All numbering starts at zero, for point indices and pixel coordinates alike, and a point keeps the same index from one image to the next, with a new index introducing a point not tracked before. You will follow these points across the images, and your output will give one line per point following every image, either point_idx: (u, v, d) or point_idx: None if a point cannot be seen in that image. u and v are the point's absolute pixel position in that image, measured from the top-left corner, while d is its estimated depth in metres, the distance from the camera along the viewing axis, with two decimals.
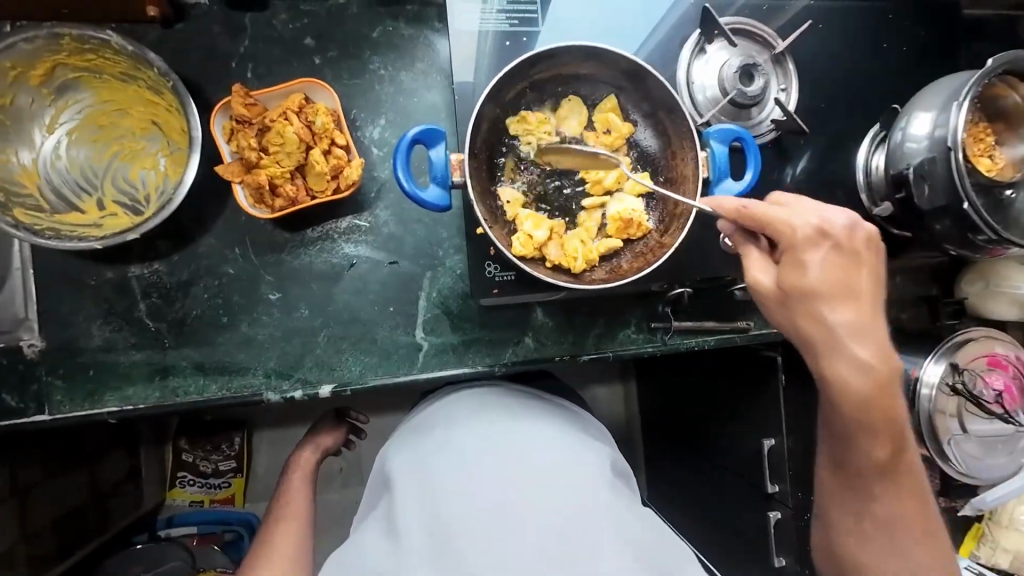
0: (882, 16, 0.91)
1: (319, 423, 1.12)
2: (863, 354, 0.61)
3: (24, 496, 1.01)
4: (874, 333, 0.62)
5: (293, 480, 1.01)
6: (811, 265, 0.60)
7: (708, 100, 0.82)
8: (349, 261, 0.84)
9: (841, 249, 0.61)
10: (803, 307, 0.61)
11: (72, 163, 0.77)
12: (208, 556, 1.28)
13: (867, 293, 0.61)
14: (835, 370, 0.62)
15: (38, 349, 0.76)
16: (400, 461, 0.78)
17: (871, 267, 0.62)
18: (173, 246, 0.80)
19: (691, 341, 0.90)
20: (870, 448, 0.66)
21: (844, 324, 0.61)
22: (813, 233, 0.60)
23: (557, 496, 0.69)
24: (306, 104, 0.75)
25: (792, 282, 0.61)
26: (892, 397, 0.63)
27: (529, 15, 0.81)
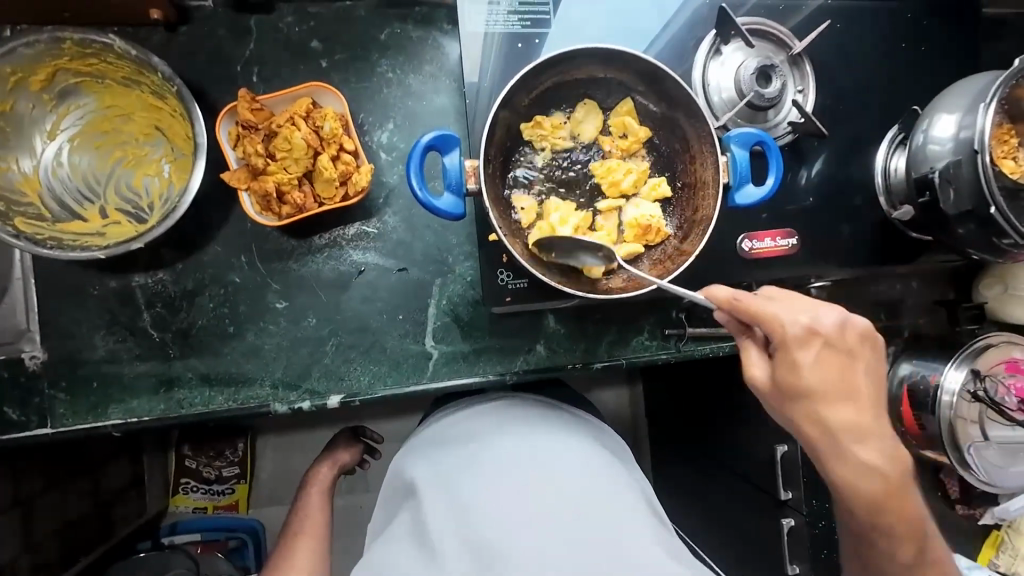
0: (900, 16, 0.89)
1: (335, 439, 1.10)
2: (869, 453, 0.66)
3: (28, 508, 0.99)
4: (877, 434, 0.65)
5: (310, 497, 0.98)
6: (804, 364, 0.63)
7: (724, 102, 0.80)
8: (357, 269, 0.82)
9: (835, 347, 0.63)
10: (804, 409, 0.64)
11: (74, 171, 0.75)
12: (214, 564, 1.28)
13: (866, 392, 0.65)
14: (836, 465, 0.66)
15: (40, 360, 0.74)
16: (422, 471, 0.77)
17: (866, 362, 0.66)
18: (177, 254, 0.78)
19: (705, 348, 0.89)
20: (887, 533, 0.70)
21: (843, 422, 0.64)
22: (803, 332, 0.62)
23: (581, 501, 0.69)
24: (313, 109, 0.73)
25: (787, 382, 0.64)
26: (903, 489, 0.68)
27: (541, 17, 0.79)
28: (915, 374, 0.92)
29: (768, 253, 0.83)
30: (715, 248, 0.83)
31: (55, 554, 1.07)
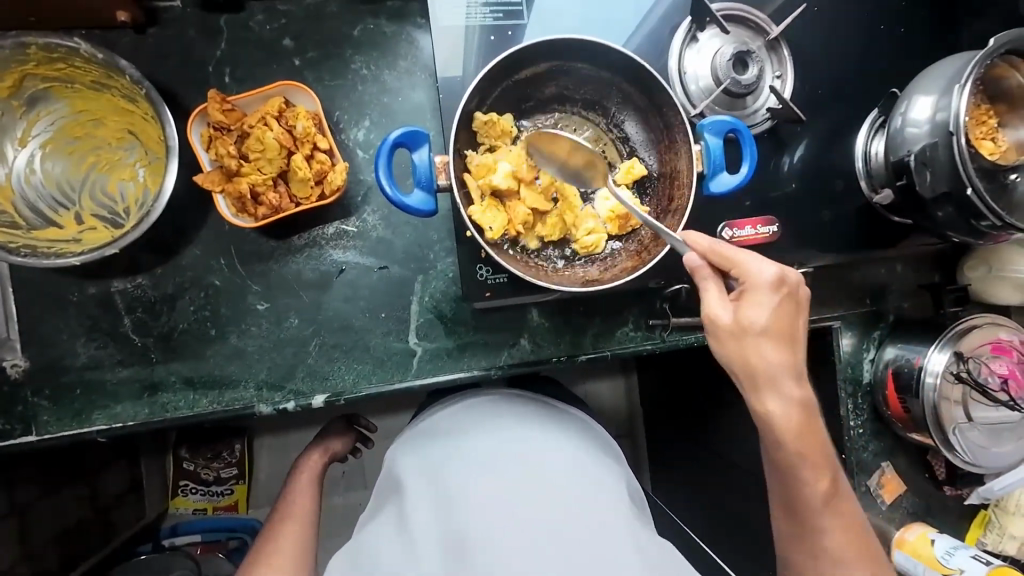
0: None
1: (329, 426, 1.11)
2: (796, 395, 0.66)
3: (23, 515, 1.00)
4: (800, 379, 0.67)
5: (299, 484, 0.99)
6: (764, 303, 0.64)
7: (701, 90, 0.80)
8: (338, 268, 0.82)
9: (790, 297, 0.66)
10: (750, 341, 0.64)
11: (47, 178, 0.74)
12: (217, 565, 1.35)
13: (800, 342, 0.67)
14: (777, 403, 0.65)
15: (22, 369, 0.74)
16: (411, 467, 0.77)
17: (802, 318, 0.69)
18: (156, 259, 0.77)
19: (689, 337, 0.90)
20: (810, 478, 0.68)
21: (777, 362, 0.64)
22: (774, 276, 0.65)
23: (570, 511, 0.68)
24: (286, 108, 0.72)
25: (746, 318, 0.64)
26: (824, 437, 0.69)
27: (514, 8, 0.78)
28: (900, 358, 0.93)
29: (749, 241, 0.82)
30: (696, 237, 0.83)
31: (53, 561, 1.08)
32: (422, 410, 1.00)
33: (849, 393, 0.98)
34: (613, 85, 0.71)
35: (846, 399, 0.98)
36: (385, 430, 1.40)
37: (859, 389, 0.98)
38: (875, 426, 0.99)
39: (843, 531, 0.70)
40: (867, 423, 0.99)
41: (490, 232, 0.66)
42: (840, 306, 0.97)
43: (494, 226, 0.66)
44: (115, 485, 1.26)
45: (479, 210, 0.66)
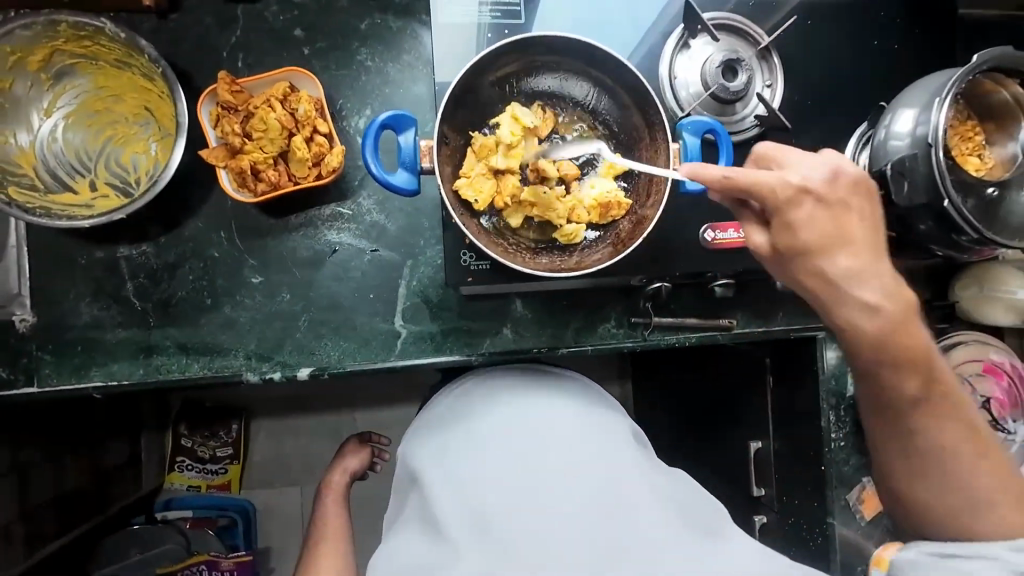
0: (873, 14, 0.89)
1: (343, 446, 1.14)
2: (871, 293, 0.67)
3: (24, 473, 1.04)
4: (875, 276, 0.67)
5: (327, 505, 1.03)
6: (798, 221, 0.65)
7: (691, 96, 0.82)
8: (331, 248, 0.85)
9: (826, 203, 0.66)
10: (803, 266, 0.67)
11: (67, 146, 0.79)
12: (203, 542, 1.36)
13: (861, 239, 0.67)
14: (852, 307, 0.68)
15: (28, 324, 0.79)
16: (425, 456, 0.80)
17: (862, 211, 0.67)
18: (161, 229, 0.82)
19: (671, 337, 0.90)
20: (903, 382, 0.70)
21: (846, 271, 0.67)
22: (792, 193, 0.64)
23: (576, 470, 0.70)
24: (290, 92, 0.77)
25: (784, 245, 0.67)
26: (916, 330, 0.69)
27: (514, 10, 0.82)
28: None
29: (731, 244, 0.83)
30: (680, 240, 0.84)
31: (49, 521, 1.11)
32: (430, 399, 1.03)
33: (831, 405, 0.98)
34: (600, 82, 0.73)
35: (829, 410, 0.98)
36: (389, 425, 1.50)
37: (842, 402, 1.00)
38: (858, 441, 1.00)
39: (941, 422, 0.71)
40: (849, 436, 1.00)
41: (475, 204, 0.70)
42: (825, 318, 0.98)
43: (480, 199, 0.70)
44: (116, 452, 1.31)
45: (465, 182, 0.70)
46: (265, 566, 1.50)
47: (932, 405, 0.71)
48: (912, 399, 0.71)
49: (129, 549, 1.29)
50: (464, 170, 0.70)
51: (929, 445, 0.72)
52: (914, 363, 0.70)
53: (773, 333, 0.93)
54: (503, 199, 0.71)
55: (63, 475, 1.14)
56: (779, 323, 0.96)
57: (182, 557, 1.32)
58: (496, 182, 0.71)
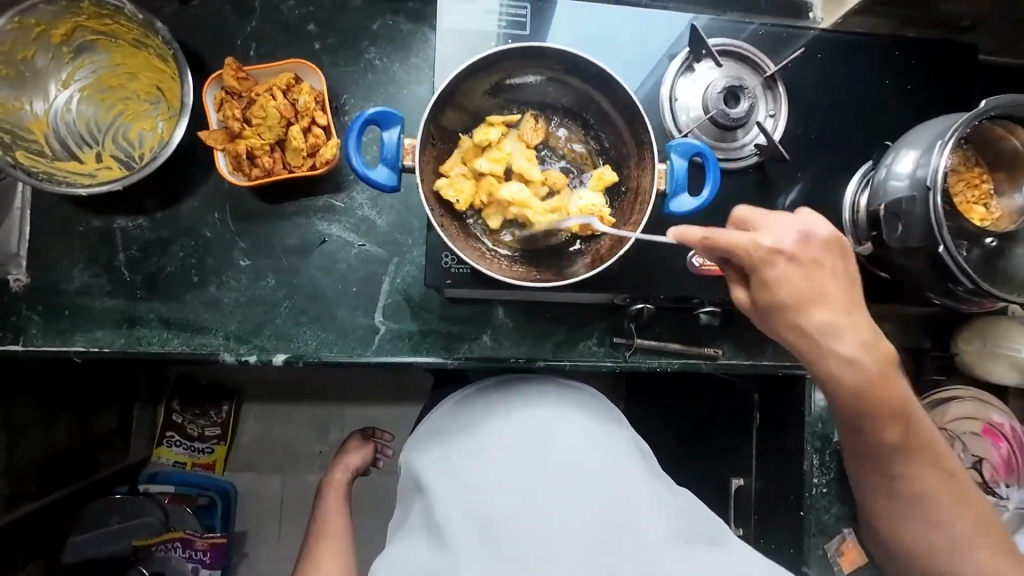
0: (887, 53, 0.88)
1: (346, 442, 1.13)
2: (849, 348, 0.64)
3: (15, 432, 1.07)
4: (853, 330, 0.64)
5: (328, 502, 1.03)
6: (770, 276, 0.63)
7: (691, 121, 0.82)
8: (321, 238, 0.86)
9: (799, 256, 0.63)
10: (781, 322, 0.64)
11: (79, 117, 0.82)
12: (181, 518, 1.39)
13: (837, 290, 0.65)
14: (835, 363, 0.64)
15: (23, 284, 0.81)
16: (427, 463, 0.79)
17: (834, 265, 0.65)
18: (158, 205, 0.84)
19: (654, 361, 0.89)
20: (894, 443, 0.68)
21: (824, 326, 0.64)
22: (765, 252, 0.63)
23: (581, 481, 0.71)
24: (294, 83, 0.79)
25: (764, 301, 0.64)
26: (900, 386, 0.66)
27: (521, 22, 0.83)
28: None
29: (719, 271, 0.82)
30: (668, 263, 0.82)
31: (32, 481, 1.13)
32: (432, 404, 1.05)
33: (815, 447, 0.94)
34: (596, 98, 0.73)
35: (811, 452, 0.94)
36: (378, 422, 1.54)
37: (828, 445, 0.94)
38: (841, 488, 0.95)
39: (943, 489, 0.70)
40: (833, 483, 0.94)
41: (456, 204, 0.71)
42: None
43: (460, 199, 0.71)
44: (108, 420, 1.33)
45: (446, 182, 0.71)
46: (239, 549, 1.50)
47: (913, 453, 0.69)
48: (890, 448, 0.69)
49: (110, 517, 1.29)
50: (445, 169, 0.71)
51: (907, 489, 0.71)
52: (892, 415, 0.67)
53: (758, 367, 0.91)
54: (481, 199, 0.72)
55: (53, 437, 1.17)
56: (767, 358, 0.93)
57: (157, 530, 1.32)
58: (476, 183, 0.72)
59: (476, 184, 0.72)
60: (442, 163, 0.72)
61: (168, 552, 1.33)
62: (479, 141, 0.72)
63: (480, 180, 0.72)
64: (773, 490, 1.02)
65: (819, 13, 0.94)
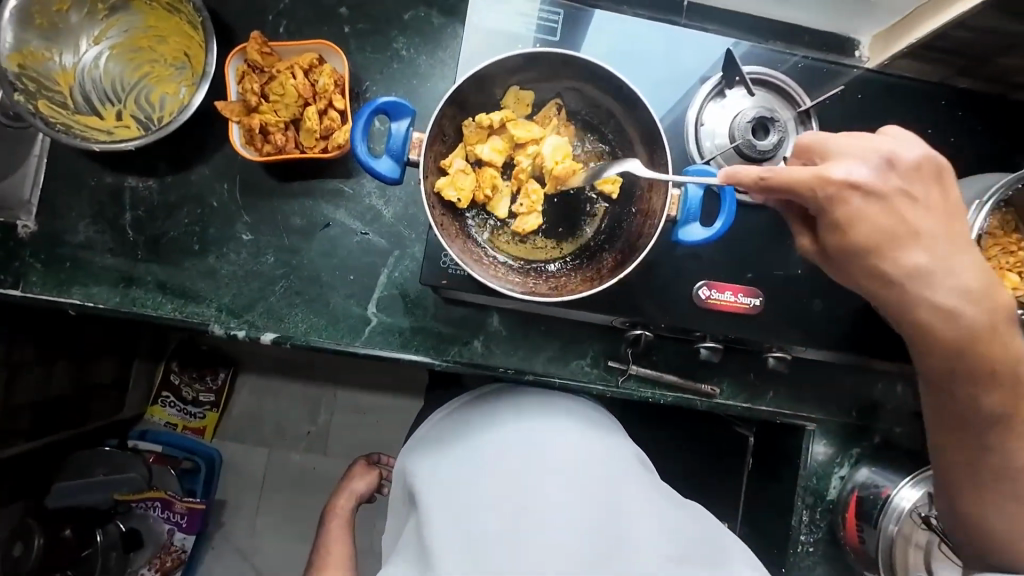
0: (927, 103, 0.85)
1: (351, 469, 1.13)
2: (947, 295, 0.59)
3: (15, 370, 1.07)
4: (950, 272, 0.58)
5: (331, 530, 1.02)
6: (852, 217, 0.57)
7: (715, 148, 0.79)
8: (324, 222, 0.86)
9: (881, 190, 0.57)
10: (859, 268, 0.59)
11: (105, 74, 0.82)
12: (162, 479, 1.42)
13: (931, 228, 0.58)
14: (925, 312, 0.59)
15: (30, 231, 0.82)
16: (421, 472, 0.81)
17: (925, 197, 0.58)
18: (170, 169, 0.84)
19: (646, 391, 0.86)
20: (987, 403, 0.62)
21: (917, 268, 0.58)
22: (836, 187, 0.56)
23: (571, 491, 0.73)
24: (316, 64, 0.78)
25: (835, 244, 0.59)
26: (1000, 330, 0.60)
27: (552, 28, 0.81)
28: (870, 483, 0.85)
29: (725, 307, 0.79)
30: (673, 292, 0.79)
31: (25, 421, 1.14)
32: (417, 423, 1.07)
33: (805, 502, 0.90)
34: (617, 110, 0.70)
35: (802, 508, 0.89)
36: (368, 411, 1.54)
37: (819, 503, 0.90)
38: (827, 549, 0.90)
39: None
40: (821, 543, 0.90)
41: (457, 202, 0.68)
42: (820, 409, 0.90)
43: (462, 197, 0.68)
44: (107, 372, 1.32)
45: (446, 180, 0.68)
46: (216, 518, 1.50)
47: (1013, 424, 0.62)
48: (992, 417, 0.62)
49: (95, 468, 1.36)
50: (446, 164, 0.68)
51: (1014, 467, 0.63)
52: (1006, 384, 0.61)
53: (754, 411, 0.87)
54: (480, 194, 0.70)
55: (53, 381, 1.16)
56: (766, 404, 0.89)
57: (139, 488, 1.37)
58: (475, 177, 0.70)
59: (478, 184, 0.70)
60: (446, 154, 0.69)
61: (148, 510, 1.39)
62: (488, 140, 0.70)
63: (479, 172, 0.70)
64: (757, 540, 0.97)
65: (865, 52, 0.90)
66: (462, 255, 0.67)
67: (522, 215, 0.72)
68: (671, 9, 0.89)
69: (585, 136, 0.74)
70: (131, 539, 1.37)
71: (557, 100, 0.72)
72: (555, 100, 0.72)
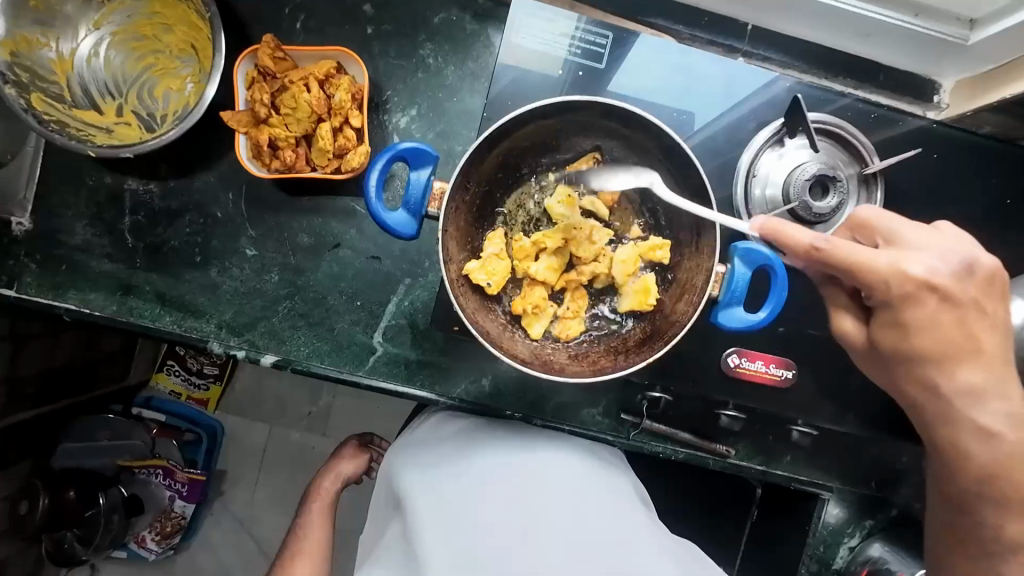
0: (1003, 167, 0.77)
1: (342, 447, 1.08)
2: (990, 417, 0.60)
3: (20, 342, 1.00)
4: (994, 393, 0.60)
5: (311, 513, 0.97)
6: (910, 323, 0.56)
7: (765, 199, 0.72)
8: (334, 242, 0.80)
9: (950, 304, 0.56)
10: (910, 370, 0.59)
11: (107, 64, 0.76)
12: (168, 450, 1.36)
13: (993, 348, 0.59)
14: (964, 430, 0.61)
15: (24, 229, 0.78)
16: (409, 479, 0.77)
17: (988, 316, 0.58)
18: (173, 172, 0.79)
19: (659, 446, 0.82)
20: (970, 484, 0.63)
21: (969, 383, 0.59)
22: (913, 287, 0.55)
23: (571, 521, 0.70)
24: (334, 74, 0.72)
25: (887, 341, 0.59)
26: None
27: (598, 51, 0.73)
28: (883, 561, 0.81)
29: (754, 376, 0.78)
30: None
31: (32, 390, 1.10)
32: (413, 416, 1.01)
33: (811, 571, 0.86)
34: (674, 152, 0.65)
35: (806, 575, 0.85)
36: None
37: (825, 572, 0.86)
38: None
39: None
40: None
41: (488, 287, 0.70)
42: (840, 477, 0.85)
43: (493, 281, 0.70)
44: (114, 340, 1.25)
45: (477, 265, 0.70)
46: None
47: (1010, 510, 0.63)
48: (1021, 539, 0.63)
49: (98, 433, 1.28)
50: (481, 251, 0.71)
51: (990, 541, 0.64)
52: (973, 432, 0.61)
53: (771, 478, 0.83)
54: (524, 306, 0.71)
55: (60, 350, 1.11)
56: (783, 468, 0.84)
57: (143, 455, 1.33)
58: (508, 264, 0.71)
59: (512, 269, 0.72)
60: (466, 239, 0.70)
61: (149, 476, 1.36)
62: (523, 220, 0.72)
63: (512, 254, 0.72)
64: None
65: (945, 98, 0.81)
66: (486, 329, 0.68)
67: (566, 319, 0.73)
68: (734, 33, 0.80)
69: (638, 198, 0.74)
70: (133, 503, 1.33)
71: (592, 192, 0.73)
72: (595, 152, 0.72)
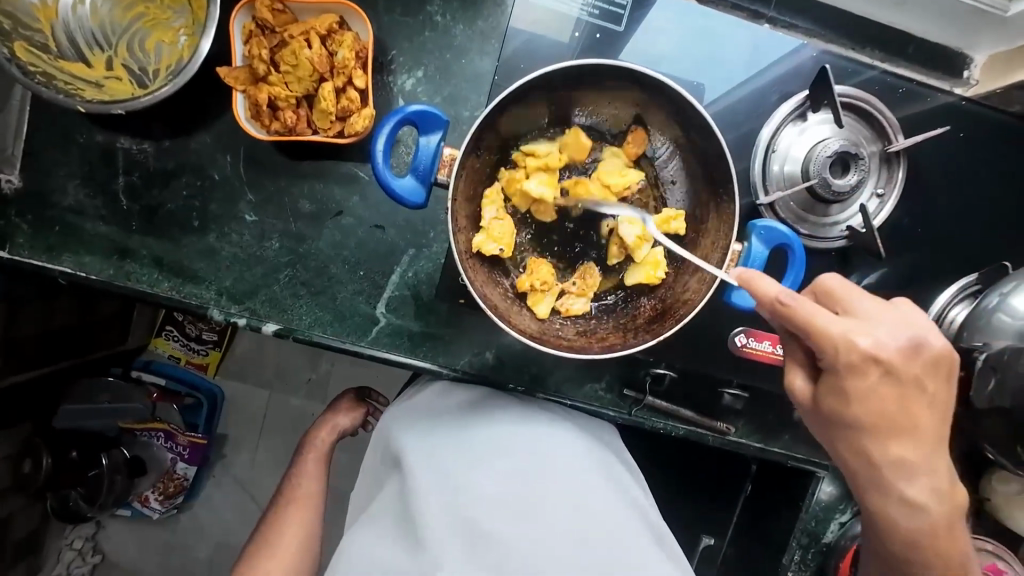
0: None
1: (337, 401, 1.07)
2: (915, 490, 0.60)
3: (16, 306, 0.96)
4: (926, 475, 0.59)
5: (307, 463, 0.98)
6: (854, 390, 0.56)
7: (783, 175, 0.70)
8: (336, 210, 0.78)
9: (894, 376, 0.56)
10: (848, 439, 0.59)
11: (94, 12, 0.71)
12: (169, 412, 1.37)
13: (928, 427, 0.58)
14: (895, 507, 0.60)
15: (13, 187, 0.75)
16: (410, 445, 0.76)
17: (933, 397, 0.58)
18: (167, 132, 0.76)
19: (659, 423, 0.82)
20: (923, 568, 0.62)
21: (903, 458, 0.58)
22: (858, 358, 0.55)
23: (574, 504, 0.71)
24: (336, 30, 0.68)
25: (831, 406, 0.58)
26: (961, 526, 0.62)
27: (615, 11, 0.70)
28: None
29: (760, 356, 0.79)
30: None
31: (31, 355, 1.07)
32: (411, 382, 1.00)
33: (800, 544, 0.88)
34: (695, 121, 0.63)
35: (794, 548, 0.88)
36: None
37: (813, 545, 0.88)
38: None
39: None
40: None
41: (499, 254, 0.68)
42: None
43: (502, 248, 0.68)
44: (111, 305, 1.22)
45: (484, 235, 0.67)
46: None
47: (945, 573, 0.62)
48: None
49: (100, 396, 1.30)
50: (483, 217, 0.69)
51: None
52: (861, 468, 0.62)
53: (769, 457, 0.84)
54: (530, 283, 0.69)
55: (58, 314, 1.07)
56: (780, 446, 0.85)
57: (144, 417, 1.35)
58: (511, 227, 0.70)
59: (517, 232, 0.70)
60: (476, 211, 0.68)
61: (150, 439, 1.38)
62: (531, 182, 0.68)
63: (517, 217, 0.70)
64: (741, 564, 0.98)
65: (976, 73, 0.77)
66: (494, 302, 0.67)
67: (571, 295, 0.71)
68: None
69: (659, 164, 0.71)
70: (135, 464, 1.35)
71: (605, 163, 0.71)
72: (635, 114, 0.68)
